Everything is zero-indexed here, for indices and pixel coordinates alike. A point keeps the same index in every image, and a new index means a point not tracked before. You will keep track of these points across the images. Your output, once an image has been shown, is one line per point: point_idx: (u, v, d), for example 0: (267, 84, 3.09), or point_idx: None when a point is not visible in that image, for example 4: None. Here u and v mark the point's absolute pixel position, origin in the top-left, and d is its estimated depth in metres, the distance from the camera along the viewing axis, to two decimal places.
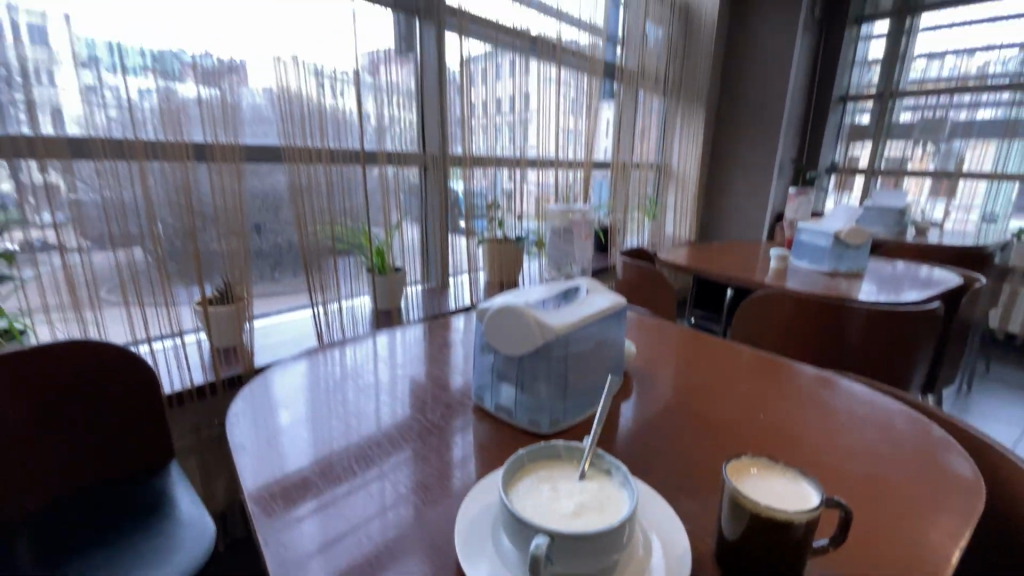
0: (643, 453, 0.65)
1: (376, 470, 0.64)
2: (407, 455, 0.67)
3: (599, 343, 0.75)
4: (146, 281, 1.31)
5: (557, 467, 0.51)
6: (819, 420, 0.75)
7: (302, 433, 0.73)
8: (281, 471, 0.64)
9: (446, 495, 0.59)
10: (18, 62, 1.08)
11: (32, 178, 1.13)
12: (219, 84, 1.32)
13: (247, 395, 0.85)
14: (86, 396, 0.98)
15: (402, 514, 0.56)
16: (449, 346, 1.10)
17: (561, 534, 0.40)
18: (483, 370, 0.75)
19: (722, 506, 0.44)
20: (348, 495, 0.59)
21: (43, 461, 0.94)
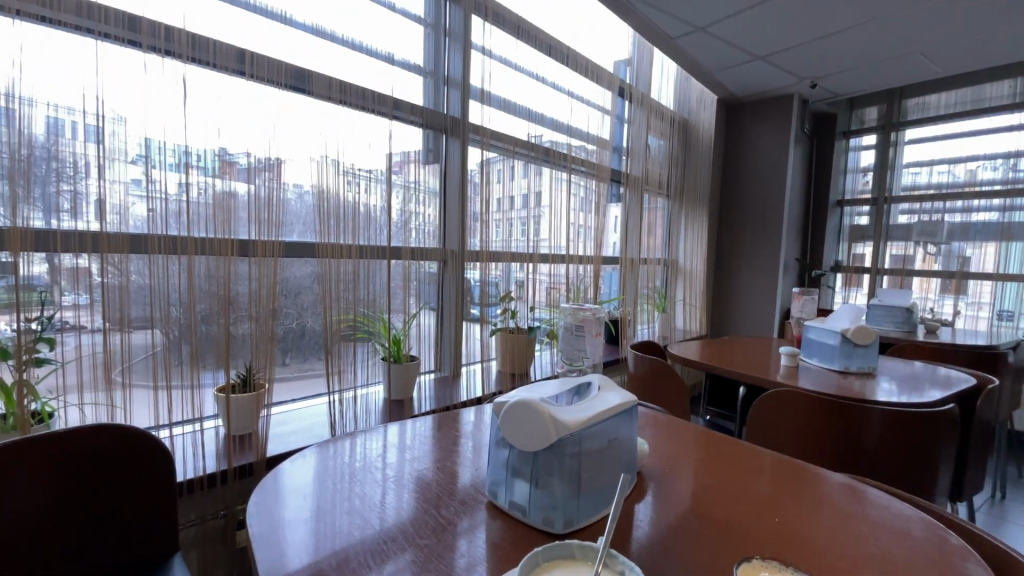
0: (656, 554, 0.66)
1: (389, 568, 0.64)
2: (420, 553, 0.67)
3: (611, 441, 0.77)
4: (175, 366, 1.38)
5: (573, 566, 0.52)
6: (833, 525, 0.74)
7: (316, 526, 0.74)
8: (296, 565, 0.64)
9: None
10: (90, 157, 1.22)
11: (91, 271, 1.24)
12: (249, 179, 1.47)
13: (262, 486, 0.87)
14: (107, 478, 1.00)
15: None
16: (463, 439, 1.11)
17: None
18: (498, 466, 0.77)
19: None
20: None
21: (51, 547, 0.94)
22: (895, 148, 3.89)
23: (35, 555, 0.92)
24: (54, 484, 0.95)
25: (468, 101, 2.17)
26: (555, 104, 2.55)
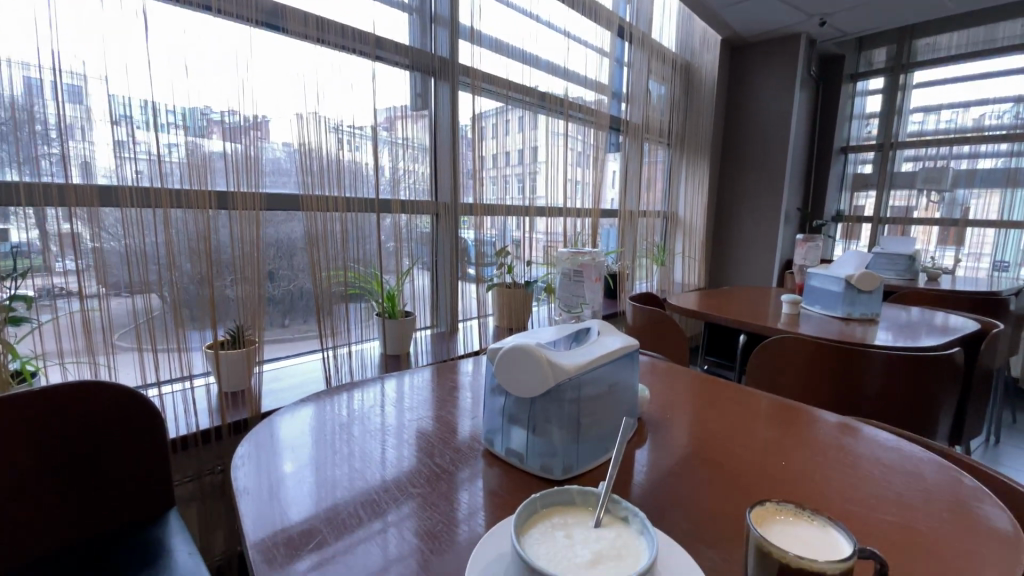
0: (659, 501, 0.63)
1: (382, 521, 0.61)
2: (414, 505, 0.65)
3: (612, 386, 0.73)
4: (159, 325, 1.33)
5: (573, 513, 0.49)
6: (843, 467, 0.72)
7: (308, 482, 0.71)
8: (285, 522, 0.61)
9: (455, 549, 0.56)
10: (56, 118, 1.14)
11: (59, 228, 1.17)
12: (243, 140, 1.41)
13: (254, 441, 0.84)
14: (95, 441, 0.98)
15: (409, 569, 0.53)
16: (459, 390, 1.08)
17: None
18: (494, 413, 0.74)
19: (748, 560, 0.42)
20: (351, 551, 0.56)
21: (41, 507, 0.92)
22: (903, 91, 3.71)
23: (23, 515, 0.90)
24: (41, 446, 0.92)
25: (457, 41, 2.02)
26: (550, 46, 2.39)
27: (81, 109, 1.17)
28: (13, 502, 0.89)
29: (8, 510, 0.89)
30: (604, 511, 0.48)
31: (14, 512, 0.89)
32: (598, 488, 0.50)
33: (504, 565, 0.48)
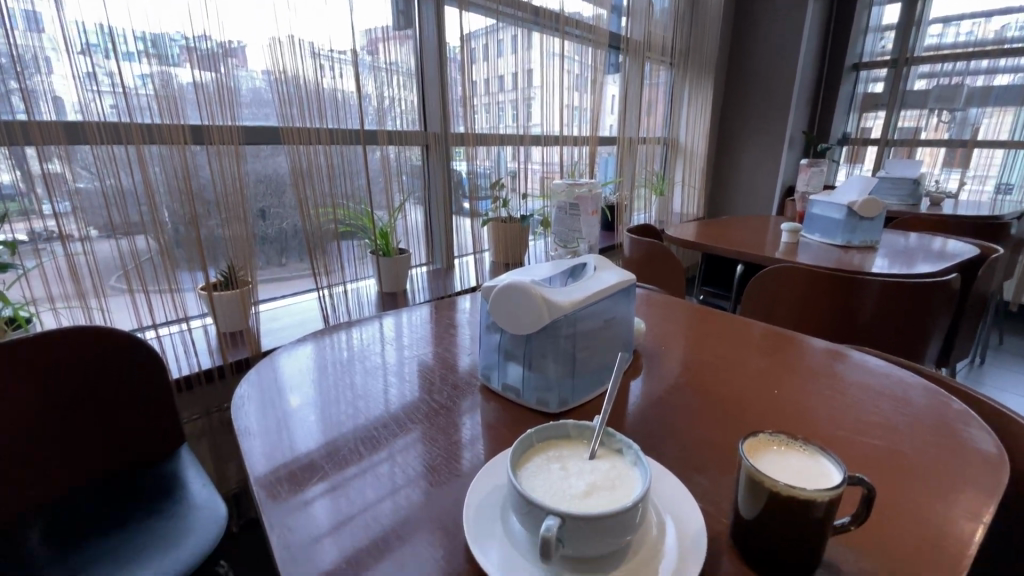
0: (649, 432, 0.64)
1: (383, 453, 0.63)
2: (414, 436, 0.66)
3: (607, 321, 0.72)
4: (148, 266, 1.30)
5: (568, 446, 0.50)
6: (834, 395, 0.73)
7: (311, 418, 0.72)
8: (293, 456, 0.63)
9: (456, 479, 0.57)
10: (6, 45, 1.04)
11: (31, 168, 1.10)
12: (214, 68, 1.30)
13: (255, 379, 0.84)
14: (96, 386, 0.99)
15: (412, 498, 0.54)
16: (457, 327, 1.08)
17: (570, 513, 0.39)
18: (491, 350, 0.74)
19: (739, 485, 0.43)
20: (356, 484, 0.57)
21: (53, 446, 0.95)
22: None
23: (40, 450, 0.93)
24: (41, 390, 0.93)
25: None
26: None
27: (34, 35, 1.07)
28: (27, 441, 0.92)
29: (22, 447, 0.92)
30: (599, 444, 0.49)
31: (30, 449, 0.92)
32: (593, 422, 0.51)
33: (500, 498, 0.49)
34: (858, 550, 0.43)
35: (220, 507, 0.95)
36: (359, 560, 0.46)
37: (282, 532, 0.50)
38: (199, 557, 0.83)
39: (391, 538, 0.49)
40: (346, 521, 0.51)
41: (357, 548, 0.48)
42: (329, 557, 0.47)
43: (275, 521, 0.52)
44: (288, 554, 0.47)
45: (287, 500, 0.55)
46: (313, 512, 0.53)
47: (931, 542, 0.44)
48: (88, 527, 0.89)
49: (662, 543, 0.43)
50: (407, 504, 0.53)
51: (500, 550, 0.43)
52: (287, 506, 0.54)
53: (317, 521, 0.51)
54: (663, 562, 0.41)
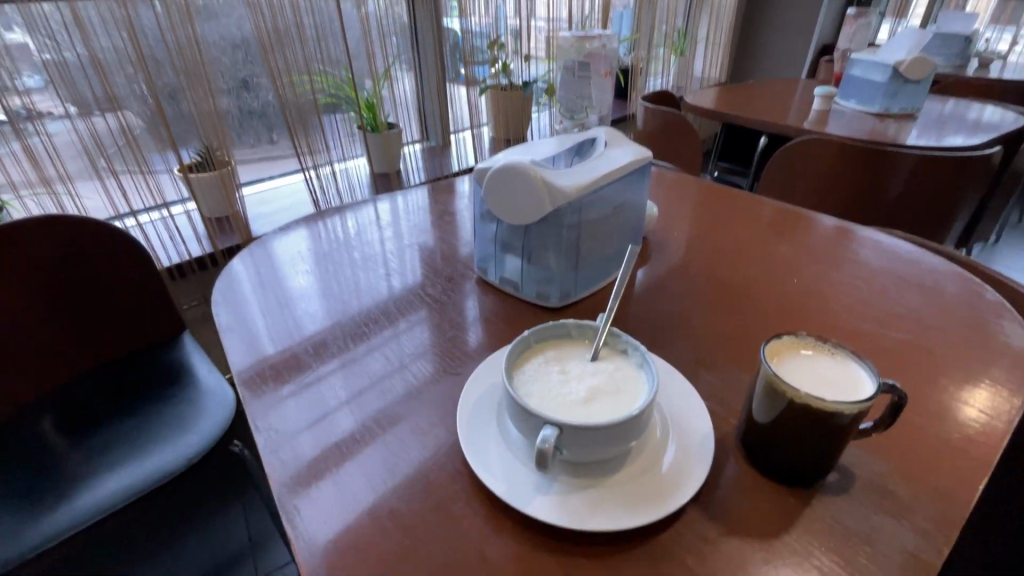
0: (658, 327, 0.60)
1: (394, 329, 0.61)
2: (425, 315, 0.63)
3: (617, 207, 0.65)
4: (113, 146, 1.15)
5: (567, 346, 0.46)
6: (859, 284, 0.67)
7: (314, 297, 0.68)
8: (302, 335, 0.60)
9: (454, 369, 0.54)
10: None
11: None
12: None
13: (252, 257, 0.78)
14: (78, 282, 0.94)
15: (411, 384, 0.52)
16: (455, 201, 0.98)
17: (569, 423, 0.36)
18: (486, 238, 0.67)
19: (756, 390, 0.40)
20: (364, 363, 0.55)
21: (53, 338, 0.94)
22: None
23: (39, 343, 0.92)
24: (21, 288, 0.89)
25: None
26: None
27: None
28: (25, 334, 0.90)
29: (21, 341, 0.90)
30: (603, 345, 0.45)
31: (29, 342, 0.91)
32: (596, 322, 0.46)
33: (496, 398, 0.46)
34: (875, 455, 0.41)
35: (227, 392, 0.97)
36: (345, 450, 0.44)
37: (298, 405, 0.50)
38: (208, 444, 0.86)
39: (377, 428, 0.46)
40: (362, 393, 0.51)
41: (340, 439, 0.45)
42: (316, 445, 0.45)
43: (265, 410, 0.49)
44: (303, 430, 0.47)
45: (301, 375, 0.54)
46: (300, 401, 0.50)
47: (952, 448, 0.42)
48: (102, 414, 0.92)
49: (665, 446, 0.41)
50: (398, 394, 0.51)
51: (496, 454, 0.41)
52: (275, 397, 0.51)
53: (308, 410, 0.49)
54: (668, 464, 0.39)
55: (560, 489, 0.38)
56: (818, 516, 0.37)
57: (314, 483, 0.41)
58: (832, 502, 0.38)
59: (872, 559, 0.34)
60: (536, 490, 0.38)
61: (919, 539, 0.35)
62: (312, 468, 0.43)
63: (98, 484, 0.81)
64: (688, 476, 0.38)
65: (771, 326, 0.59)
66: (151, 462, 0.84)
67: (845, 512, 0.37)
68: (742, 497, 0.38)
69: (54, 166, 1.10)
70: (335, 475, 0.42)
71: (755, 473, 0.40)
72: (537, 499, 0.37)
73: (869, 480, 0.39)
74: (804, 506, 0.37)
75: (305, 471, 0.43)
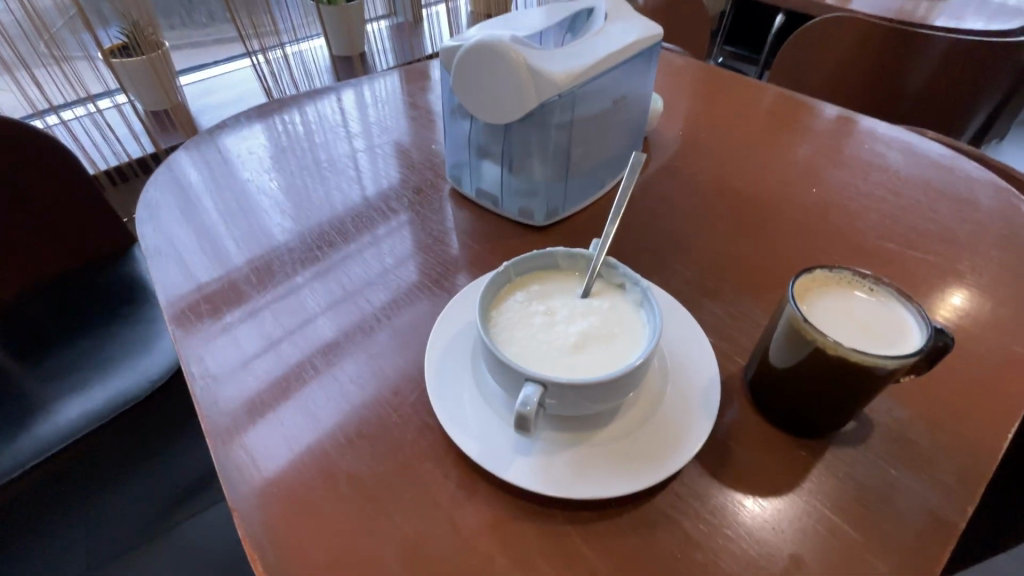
0: (657, 247, 0.52)
1: (371, 234, 0.54)
2: (407, 217, 0.56)
3: (617, 99, 0.54)
4: (16, 32, 0.93)
5: (553, 279, 0.38)
6: (885, 194, 0.59)
7: (281, 195, 0.60)
8: (269, 245, 0.53)
9: (446, 281, 0.49)
10: None
11: None
12: None
13: (200, 150, 0.66)
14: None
15: (398, 288, 0.48)
16: (428, 84, 0.81)
17: (555, 380, 0.30)
18: (459, 140, 0.56)
19: (776, 334, 0.34)
20: (344, 270, 0.50)
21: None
22: None
23: None
24: None
25: None
26: None
27: None
28: None
29: None
30: (596, 278, 0.38)
31: None
32: (590, 250, 0.38)
33: (473, 339, 0.40)
34: (894, 401, 0.37)
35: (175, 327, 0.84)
36: (287, 385, 0.39)
37: (274, 315, 0.45)
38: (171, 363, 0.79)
39: (319, 361, 0.41)
40: (341, 300, 0.47)
41: (286, 369, 0.41)
42: (257, 381, 0.40)
43: (200, 342, 0.43)
44: (282, 338, 0.43)
45: (270, 290, 0.48)
46: (238, 335, 0.44)
47: (977, 393, 0.38)
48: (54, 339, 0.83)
49: (663, 396, 0.36)
50: (362, 313, 0.45)
51: (471, 406, 0.36)
52: (211, 331, 0.44)
53: (242, 343, 0.43)
54: (664, 412, 0.35)
55: (543, 449, 0.33)
56: (830, 471, 0.34)
57: (255, 422, 0.37)
58: (845, 455, 0.34)
59: (888, 519, 0.32)
60: (515, 449, 0.33)
61: (933, 495, 0.33)
62: (254, 404, 0.38)
63: (58, 414, 0.74)
64: (687, 426, 0.34)
65: (785, 246, 0.52)
66: (111, 387, 0.77)
67: (858, 465, 0.34)
68: (747, 452, 0.34)
69: None
70: (279, 412, 0.38)
71: (764, 425, 0.36)
72: (516, 460, 0.33)
73: (886, 429, 0.36)
74: (814, 461, 0.34)
75: (245, 408, 0.38)
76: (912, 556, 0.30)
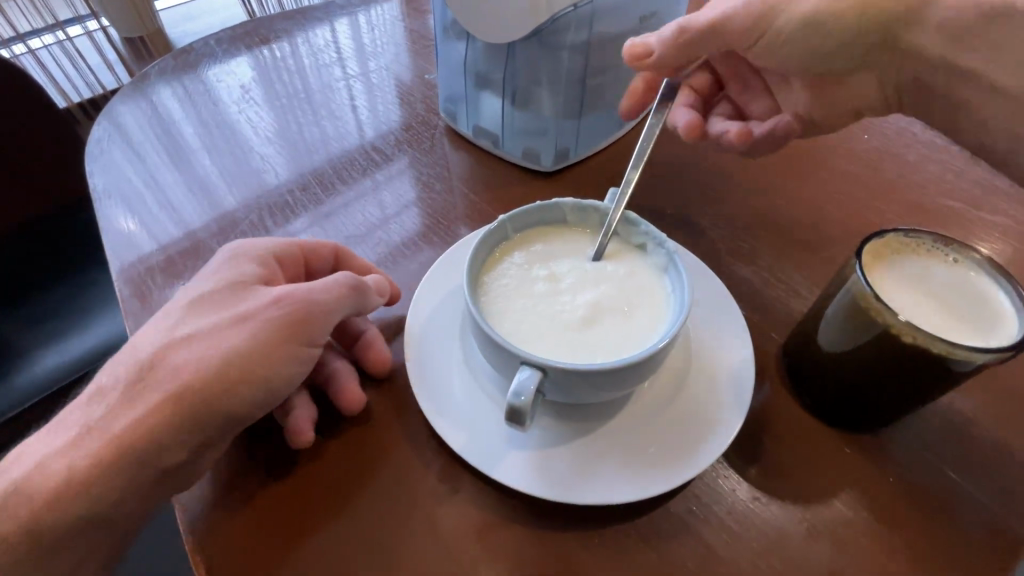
0: (684, 197, 0.45)
1: (370, 179, 0.47)
2: (409, 161, 0.49)
3: (645, 20, 0.45)
4: None
5: (560, 239, 0.32)
6: (953, 140, 0.51)
7: (270, 130, 0.53)
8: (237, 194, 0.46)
9: (448, 235, 0.43)
10: None
11: None
12: None
13: (176, 78, 0.58)
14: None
15: (396, 243, 0.42)
16: (421, 4, 0.70)
17: (558, 366, 0.24)
18: (453, 68, 0.47)
19: (833, 312, 0.28)
20: (339, 222, 0.44)
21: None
22: None
23: None
24: None
25: None
26: None
27: None
28: None
29: None
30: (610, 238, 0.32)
31: None
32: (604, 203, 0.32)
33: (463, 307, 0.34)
34: (959, 389, 0.31)
35: None
36: None
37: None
38: None
39: None
40: None
41: None
42: None
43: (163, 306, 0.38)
44: None
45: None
46: None
47: None
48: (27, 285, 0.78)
49: (685, 383, 0.30)
50: None
51: (459, 388, 0.31)
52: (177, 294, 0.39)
53: None
54: (688, 395, 0.30)
55: (542, 441, 0.29)
56: (876, 473, 0.29)
57: None
58: (895, 454, 0.29)
59: (947, 531, 0.27)
60: (503, 440, 0.29)
61: (994, 501, 0.28)
62: None
63: (36, 366, 0.71)
64: (714, 419, 0.29)
65: (833, 199, 0.45)
66: (90, 339, 0.73)
67: (912, 466, 0.29)
68: (780, 448, 0.29)
69: None
70: None
71: (803, 415, 0.31)
72: (505, 452, 0.28)
73: (947, 424, 0.30)
74: (860, 460, 0.29)
75: None
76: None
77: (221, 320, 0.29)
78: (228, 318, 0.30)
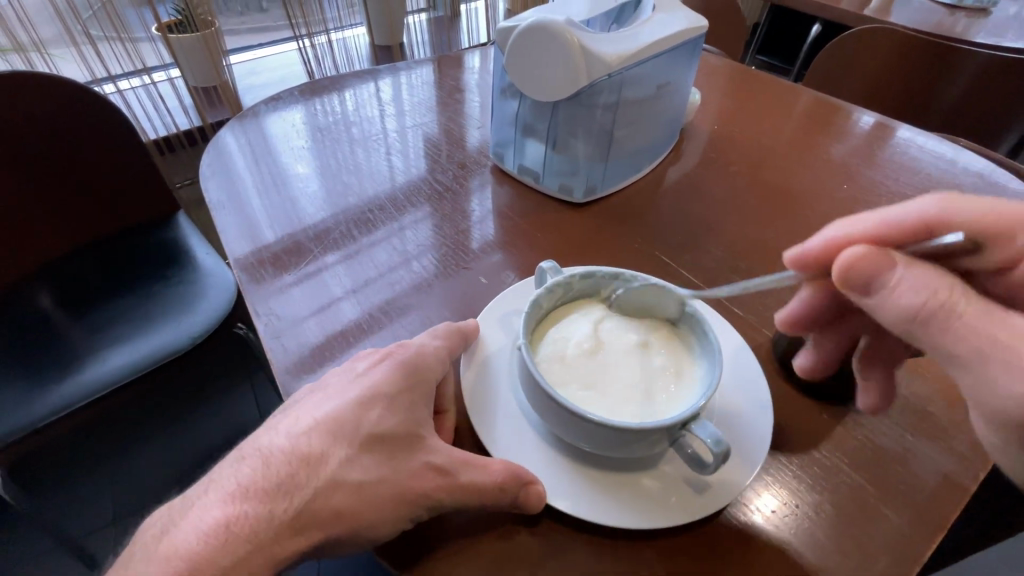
0: (692, 227, 0.55)
1: (402, 220, 0.56)
2: (432, 207, 0.58)
3: (657, 88, 0.57)
4: (90, 8, 0.94)
5: (570, 310, 0.39)
6: (915, 192, 0.61)
7: (313, 176, 0.62)
8: (326, 213, 0.57)
9: (463, 264, 0.51)
10: None
11: None
12: None
13: (251, 127, 0.69)
14: (63, 157, 0.83)
15: (419, 276, 0.50)
16: (467, 70, 0.84)
17: (663, 424, 0.30)
18: (504, 119, 0.59)
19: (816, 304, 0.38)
20: (405, 237, 0.54)
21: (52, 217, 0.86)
22: None
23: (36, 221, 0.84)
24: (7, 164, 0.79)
25: None
26: None
27: None
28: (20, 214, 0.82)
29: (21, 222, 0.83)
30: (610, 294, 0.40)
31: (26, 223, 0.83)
32: (599, 270, 0.39)
33: (518, 303, 0.44)
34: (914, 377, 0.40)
35: (220, 285, 0.89)
36: (350, 339, 0.44)
37: (309, 289, 0.48)
38: (214, 322, 0.83)
39: (376, 319, 0.45)
40: (392, 269, 0.50)
41: (343, 326, 0.45)
42: (318, 334, 0.44)
43: (263, 298, 0.47)
44: (337, 301, 0.47)
45: (323, 254, 0.51)
46: (301, 292, 0.47)
47: None
48: (102, 292, 0.87)
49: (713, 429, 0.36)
50: (413, 280, 0.49)
51: (524, 456, 0.35)
52: (282, 284, 0.48)
53: (304, 301, 0.46)
54: None
55: (623, 498, 0.33)
56: (847, 433, 0.37)
57: (318, 368, 0.41)
58: (858, 422, 0.38)
59: (903, 479, 0.35)
60: (573, 486, 0.33)
61: (944, 460, 0.36)
62: (319, 352, 0.42)
63: (104, 362, 0.78)
64: (740, 435, 0.35)
65: (816, 234, 0.55)
66: (155, 341, 0.81)
67: (874, 431, 0.37)
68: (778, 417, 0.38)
69: (29, 32, 0.91)
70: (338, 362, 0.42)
71: (793, 392, 0.39)
72: (588, 503, 0.33)
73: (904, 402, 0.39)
74: (835, 423, 0.37)
75: (311, 357, 0.42)
76: (928, 510, 0.33)
77: (380, 413, 0.33)
78: (388, 411, 0.33)
